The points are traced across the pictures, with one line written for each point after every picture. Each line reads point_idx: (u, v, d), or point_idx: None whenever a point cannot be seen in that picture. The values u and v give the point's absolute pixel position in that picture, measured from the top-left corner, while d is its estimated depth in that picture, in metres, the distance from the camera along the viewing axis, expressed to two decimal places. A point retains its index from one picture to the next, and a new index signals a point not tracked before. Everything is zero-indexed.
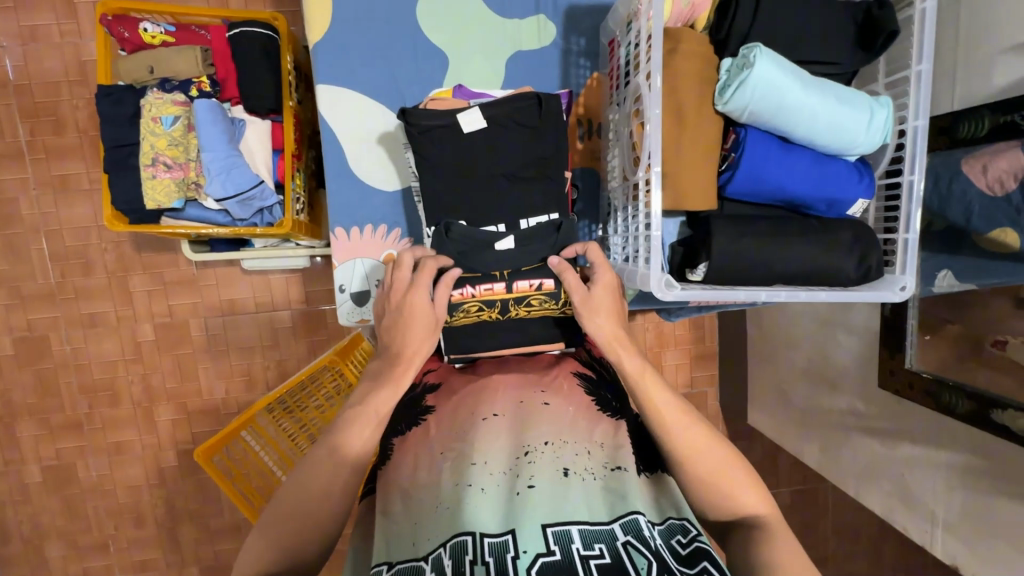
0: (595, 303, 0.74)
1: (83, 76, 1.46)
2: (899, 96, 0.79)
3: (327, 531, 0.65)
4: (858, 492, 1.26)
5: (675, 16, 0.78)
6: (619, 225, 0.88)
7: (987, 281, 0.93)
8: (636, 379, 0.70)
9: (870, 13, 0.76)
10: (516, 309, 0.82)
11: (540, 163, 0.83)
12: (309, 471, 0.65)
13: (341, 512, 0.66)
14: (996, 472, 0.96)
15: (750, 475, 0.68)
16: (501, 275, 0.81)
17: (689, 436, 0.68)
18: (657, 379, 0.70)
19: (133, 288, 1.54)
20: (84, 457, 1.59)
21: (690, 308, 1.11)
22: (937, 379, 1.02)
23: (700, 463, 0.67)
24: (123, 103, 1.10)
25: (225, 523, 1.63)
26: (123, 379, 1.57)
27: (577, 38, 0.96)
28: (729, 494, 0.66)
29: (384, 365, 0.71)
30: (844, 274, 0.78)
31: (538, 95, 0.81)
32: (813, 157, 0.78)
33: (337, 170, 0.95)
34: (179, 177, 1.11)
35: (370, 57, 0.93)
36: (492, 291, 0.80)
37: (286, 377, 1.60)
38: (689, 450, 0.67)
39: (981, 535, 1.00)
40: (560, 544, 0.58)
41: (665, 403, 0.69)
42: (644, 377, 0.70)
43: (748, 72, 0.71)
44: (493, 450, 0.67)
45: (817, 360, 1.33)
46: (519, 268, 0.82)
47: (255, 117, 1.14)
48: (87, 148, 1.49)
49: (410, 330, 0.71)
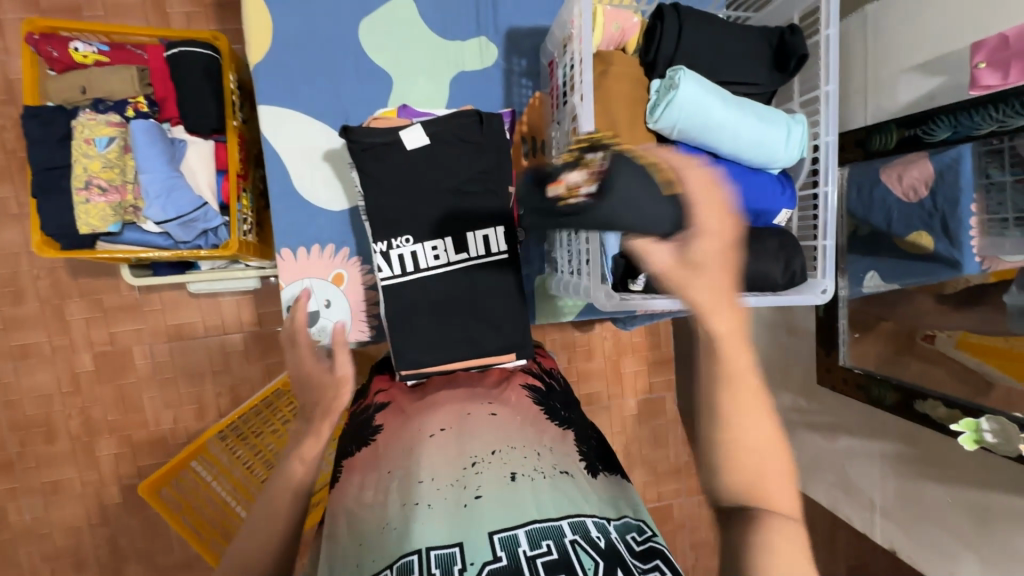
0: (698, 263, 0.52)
1: (11, 96, 1.39)
2: (813, 113, 0.85)
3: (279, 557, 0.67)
4: (806, 485, 1.32)
5: (607, 40, 0.83)
6: (564, 239, 0.92)
7: (907, 280, 1.00)
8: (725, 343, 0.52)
9: (783, 38, 0.82)
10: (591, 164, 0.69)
11: (484, 178, 0.85)
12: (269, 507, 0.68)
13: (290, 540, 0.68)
14: (923, 457, 1.03)
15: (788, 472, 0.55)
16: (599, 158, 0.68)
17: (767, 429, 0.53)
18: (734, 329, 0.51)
19: (70, 316, 1.46)
20: (16, 499, 1.49)
21: (642, 316, 1.15)
22: (867, 373, 1.09)
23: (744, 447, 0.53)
24: (53, 123, 1.06)
25: (175, 560, 1.55)
26: (60, 412, 1.48)
27: (518, 58, 0.99)
28: (749, 490, 0.54)
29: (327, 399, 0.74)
30: (773, 280, 0.83)
31: (479, 113, 0.84)
32: (739, 171, 0.83)
33: (282, 190, 0.94)
34: (116, 201, 1.07)
35: (311, 77, 0.94)
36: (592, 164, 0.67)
37: (239, 403, 1.54)
38: (739, 424, 0.53)
39: (914, 518, 1.07)
40: (507, 547, 0.58)
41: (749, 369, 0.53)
42: (735, 341, 0.52)
43: (674, 92, 0.76)
44: (439, 467, 0.67)
45: (763, 361, 1.39)
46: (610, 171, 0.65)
47: (197, 137, 1.12)
48: (16, 170, 1.41)
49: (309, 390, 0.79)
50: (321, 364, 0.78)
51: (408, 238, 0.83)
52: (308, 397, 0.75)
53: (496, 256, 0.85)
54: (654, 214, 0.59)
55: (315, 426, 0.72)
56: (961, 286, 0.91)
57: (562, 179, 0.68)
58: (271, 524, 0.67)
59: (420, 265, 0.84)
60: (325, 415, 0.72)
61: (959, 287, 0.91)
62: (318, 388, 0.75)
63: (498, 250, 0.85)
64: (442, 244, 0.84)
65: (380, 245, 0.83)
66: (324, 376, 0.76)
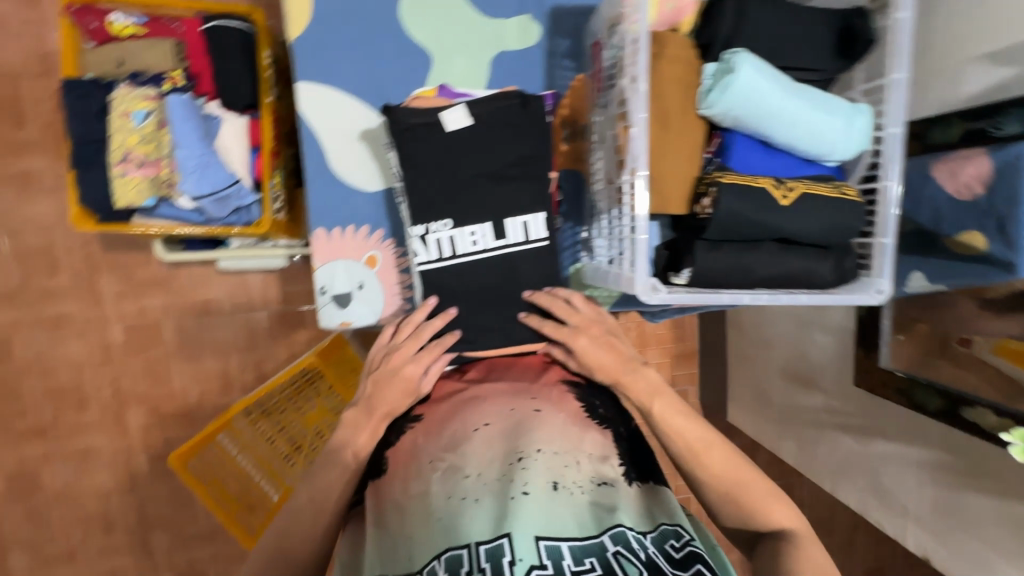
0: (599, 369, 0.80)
1: (47, 69, 1.39)
2: (877, 102, 0.81)
3: (307, 550, 0.72)
4: (833, 487, 1.29)
5: (661, 19, 0.79)
6: (604, 227, 0.89)
7: (954, 282, 0.93)
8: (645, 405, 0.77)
9: (848, 22, 0.78)
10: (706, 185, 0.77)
11: (525, 163, 0.82)
12: (298, 506, 0.72)
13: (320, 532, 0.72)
14: (964, 466, 0.99)
15: (771, 491, 0.72)
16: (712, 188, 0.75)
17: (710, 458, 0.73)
18: (666, 404, 0.76)
19: (103, 288, 1.48)
20: (50, 464, 1.53)
21: (673, 309, 1.12)
22: (909, 377, 1.05)
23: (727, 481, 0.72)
24: (89, 97, 1.04)
25: (200, 529, 1.59)
26: (92, 382, 1.51)
27: (562, 39, 0.96)
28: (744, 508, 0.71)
29: (361, 411, 0.77)
30: (821, 276, 0.79)
31: (522, 96, 0.81)
32: (793, 163, 0.80)
33: (317, 170, 0.93)
34: (152, 175, 1.07)
35: (351, 55, 0.92)
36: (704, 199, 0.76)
37: (264, 379, 1.56)
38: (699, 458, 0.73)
39: (950, 528, 1.03)
40: (552, 557, 0.59)
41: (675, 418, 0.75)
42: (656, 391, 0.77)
43: (731, 77, 0.72)
44: (485, 461, 0.67)
45: (796, 359, 1.35)
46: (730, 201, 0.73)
47: (231, 113, 1.09)
48: (51, 142, 1.42)
49: (393, 389, 0.77)
50: (419, 371, 0.78)
51: (448, 222, 0.81)
52: (379, 391, 0.77)
53: (535, 243, 0.83)
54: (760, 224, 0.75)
55: (366, 423, 0.76)
56: (1002, 292, 0.88)
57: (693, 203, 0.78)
58: (315, 517, 0.71)
59: (458, 250, 0.82)
60: (383, 414, 0.76)
61: (1001, 292, 0.88)
62: (399, 392, 0.77)
63: (537, 237, 0.83)
64: (480, 230, 0.82)
65: (418, 228, 0.82)
66: (413, 388, 0.77)
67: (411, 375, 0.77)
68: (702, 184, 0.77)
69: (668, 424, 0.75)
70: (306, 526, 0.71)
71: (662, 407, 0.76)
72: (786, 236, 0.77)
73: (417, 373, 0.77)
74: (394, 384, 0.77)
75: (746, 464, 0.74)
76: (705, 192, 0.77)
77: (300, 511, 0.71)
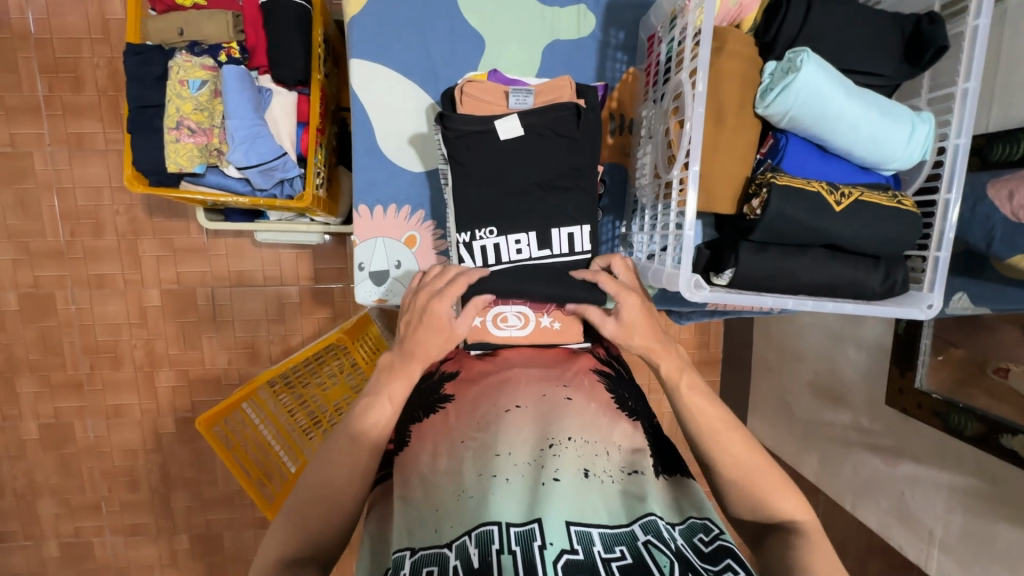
0: (631, 326, 0.76)
1: (106, 35, 1.44)
2: (942, 113, 0.79)
3: (321, 537, 0.67)
4: (855, 507, 1.26)
5: (724, 15, 0.78)
6: (646, 222, 0.89)
7: (1001, 306, 0.89)
8: (673, 380, 0.75)
9: (919, 26, 0.75)
10: (762, 178, 0.76)
11: (575, 175, 0.82)
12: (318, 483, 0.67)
13: (334, 521, 0.67)
14: (1001, 496, 0.95)
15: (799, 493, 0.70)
16: (764, 188, 0.73)
17: (728, 442, 0.71)
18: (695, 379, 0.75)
19: (144, 252, 1.53)
20: (82, 418, 1.58)
21: (702, 311, 1.10)
22: (946, 400, 1.02)
23: (757, 476, 0.70)
24: (151, 62, 1.09)
25: (219, 493, 1.64)
26: (126, 342, 1.56)
27: (616, 31, 0.95)
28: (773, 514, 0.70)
29: (398, 356, 0.77)
30: (869, 288, 0.77)
31: (577, 106, 0.80)
32: (849, 170, 0.79)
33: (364, 147, 0.95)
34: (203, 143, 1.10)
35: (407, 34, 0.93)
36: (756, 199, 0.75)
37: (290, 353, 1.59)
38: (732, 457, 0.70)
39: (978, 558, 0.99)
40: (583, 543, 0.58)
41: (697, 401, 0.74)
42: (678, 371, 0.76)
43: (794, 76, 0.71)
44: (515, 443, 0.68)
45: (824, 374, 1.32)
46: (785, 200, 0.72)
47: (282, 88, 1.13)
48: (105, 108, 1.47)
49: (428, 331, 0.77)
50: (447, 307, 0.77)
51: (495, 230, 0.82)
52: (413, 334, 0.77)
53: (581, 255, 0.83)
54: (813, 224, 0.73)
55: (403, 366, 0.76)
56: None
57: (748, 202, 0.76)
58: (329, 498, 0.67)
59: (503, 258, 0.83)
60: (419, 356, 0.76)
61: None
62: (427, 329, 0.76)
63: (582, 248, 0.83)
64: (526, 239, 0.82)
65: (464, 235, 0.83)
66: (442, 324, 0.76)
67: (440, 314, 0.76)
68: (756, 189, 0.76)
69: (687, 403, 0.74)
70: (322, 510, 0.67)
71: (687, 389, 0.75)
72: (837, 242, 0.75)
73: (446, 309, 0.76)
74: (426, 325, 0.77)
75: (771, 461, 0.72)
76: (757, 190, 0.75)
77: (331, 471, 0.68)
